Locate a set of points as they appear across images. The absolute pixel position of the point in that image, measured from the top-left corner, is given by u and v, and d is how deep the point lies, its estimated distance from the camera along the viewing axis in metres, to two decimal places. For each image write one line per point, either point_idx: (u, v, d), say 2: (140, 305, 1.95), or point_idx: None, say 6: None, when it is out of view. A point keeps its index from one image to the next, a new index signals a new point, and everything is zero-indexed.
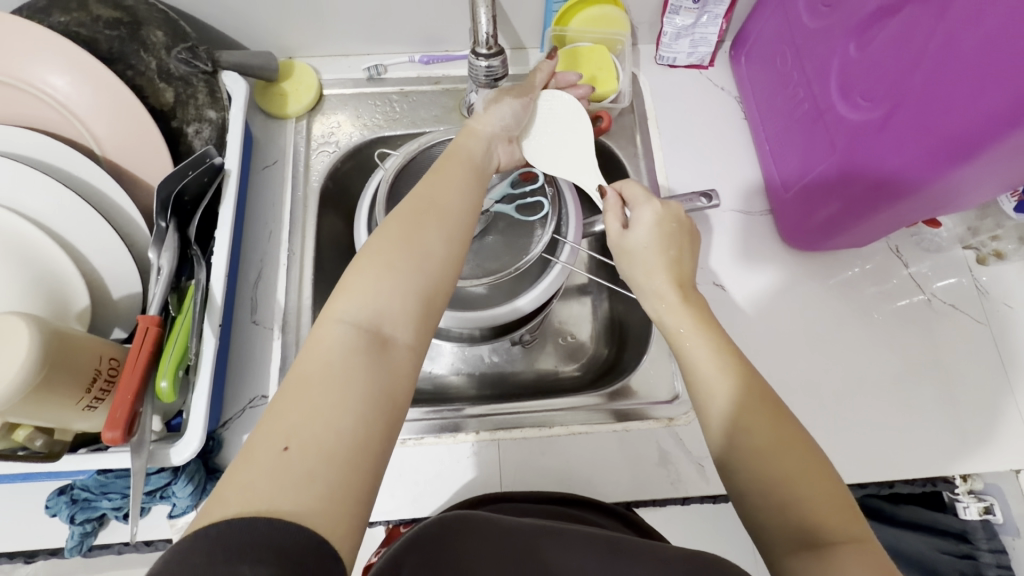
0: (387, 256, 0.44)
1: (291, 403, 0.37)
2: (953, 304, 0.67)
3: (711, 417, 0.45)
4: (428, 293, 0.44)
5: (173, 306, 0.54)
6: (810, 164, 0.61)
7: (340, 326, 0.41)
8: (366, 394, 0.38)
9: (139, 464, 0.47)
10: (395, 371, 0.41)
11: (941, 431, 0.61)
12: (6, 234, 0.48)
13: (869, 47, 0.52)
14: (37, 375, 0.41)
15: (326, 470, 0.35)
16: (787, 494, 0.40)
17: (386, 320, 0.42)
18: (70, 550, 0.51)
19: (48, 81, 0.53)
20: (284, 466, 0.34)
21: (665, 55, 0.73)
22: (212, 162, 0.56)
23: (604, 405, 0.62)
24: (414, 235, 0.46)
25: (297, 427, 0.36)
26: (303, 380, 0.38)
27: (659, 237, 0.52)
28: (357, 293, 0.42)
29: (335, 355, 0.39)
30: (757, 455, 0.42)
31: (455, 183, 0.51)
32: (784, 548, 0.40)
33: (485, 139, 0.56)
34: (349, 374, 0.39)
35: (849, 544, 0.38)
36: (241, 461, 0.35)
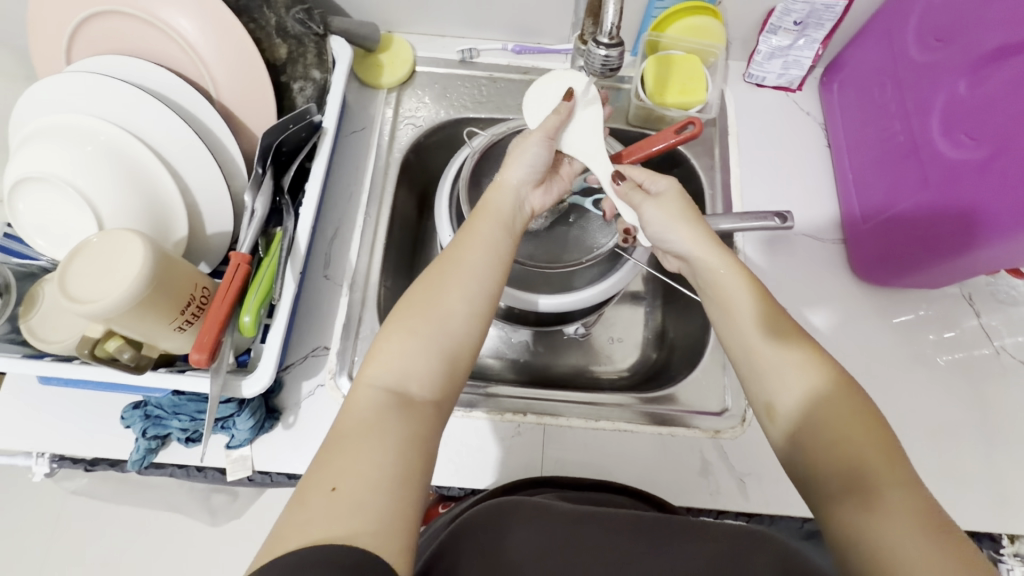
0: (414, 322, 0.46)
1: (335, 453, 0.39)
2: (1022, 360, 0.65)
3: (757, 381, 0.46)
4: (451, 355, 0.46)
5: (261, 248, 0.56)
6: (896, 199, 0.61)
7: (372, 391, 0.43)
8: (401, 446, 0.40)
9: (215, 390, 0.50)
10: (423, 426, 0.42)
11: (993, 486, 0.60)
12: (126, 156, 0.51)
13: (983, 86, 0.52)
14: (145, 290, 0.44)
15: (373, 504, 0.36)
16: (827, 442, 0.41)
17: (412, 381, 0.44)
18: (134, 463, 0.54)
19: (178, 21, 0.56)
20: (335, 504, 0.36)
21: (755, 74, 0.74)
22: (311, 119, 0.58)
23: (643, 406, 0.62)
24: (442, 299, 0.47)
25: (344, 469, 0.37)
26: (340, 438, 0.40)
27: (684, 207, 0.52)
28: (386, 358, 0.44)
29: (365, 417, 0.41)
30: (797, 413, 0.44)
31: (482, 245, 0.51)
32: (830, 495, 0.40)
33: (514, 191, 0.56)
34: (382, 429, 0.40)
35: (894, 483, 0.38)
36: (295, 503, 0.36)
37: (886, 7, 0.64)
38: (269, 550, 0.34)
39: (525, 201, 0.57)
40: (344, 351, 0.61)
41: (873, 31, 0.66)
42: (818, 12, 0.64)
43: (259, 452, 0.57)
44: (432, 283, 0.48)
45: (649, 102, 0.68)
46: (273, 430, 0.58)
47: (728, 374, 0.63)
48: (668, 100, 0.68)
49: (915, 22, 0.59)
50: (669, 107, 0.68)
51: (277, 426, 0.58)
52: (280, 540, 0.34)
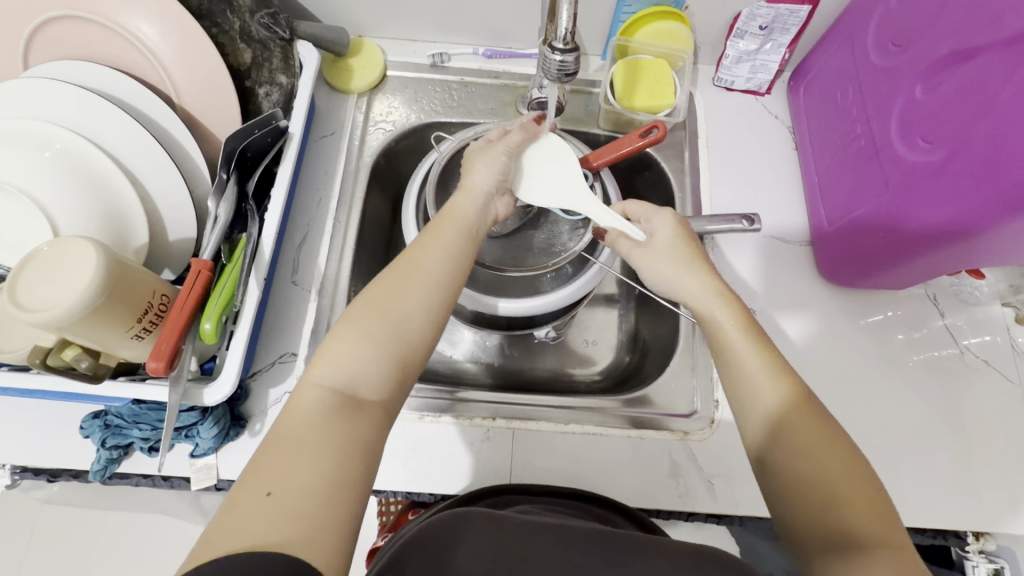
0: (365, 322, 0.44)
1: (273, 456, 0.38)
2: (985, 359, 0.66)
3: (757, 435, 0.46)
4: (401, 356, 0.44)
5: (224, 255, 0.56)
6: (857, 203, 0.62)
7: (317, 393, 0.42)
8: (341, 448, 0.39)
9: (175, 398, 0.49)
10: (366, 428, 0.41)
11: (958, 483, 0.60)
12: (83, 163, 0.51)
13: (937, 91, 0.52)
14: (98, 299, 0.43)
15: (308, 509, 0.36)
16: (824, 503, 0.41)
17: (360, 383, 0.43)
18: (95, 473, 0.53)
19: (139, 27, 0.55)
20: (270, 509, 0.35)
21: (724, 77, 0.74)
22: (277, 124, 0.58)
23: (622, 410, 0.62)
24: (397, 300, 0.46)
25: (280, 473, 0.37)
26: (280, 439, 0.39)
27: (679, 252, 0.55)
28: (334, 358, 0.43)
29: (307, 419, 0.40)
30: (791, 467, 0.43)
31: (443, 251, 0.50)
32: (815, 548, 0.41)
33: (481, 197, 0.56)
34: (323, 429, 0.40)
35: (884, 548, 0.39)
36: (227, 507, 0.36)
37: (849, 13, 0.65)
38: (196, 555, 0.33)
39: (491, 207, 0.56)
40: (311, 357, 0.60)
41: (836, 36, 0.67)
42: (782, 17, 0.65)
43: (225, 461, 0.57)
44: (388, 283, 0.47)
45: (618, 106, 0.69)
46: (238, 438, 0.57)
47: (697, 375, 0.64)
48: (637, 104, 0.69)
49: (875, 27, 0.60)
50: (638, 111, 0.69)
51: (243, 434, 0.58)
52: (205, 549, 0.34)
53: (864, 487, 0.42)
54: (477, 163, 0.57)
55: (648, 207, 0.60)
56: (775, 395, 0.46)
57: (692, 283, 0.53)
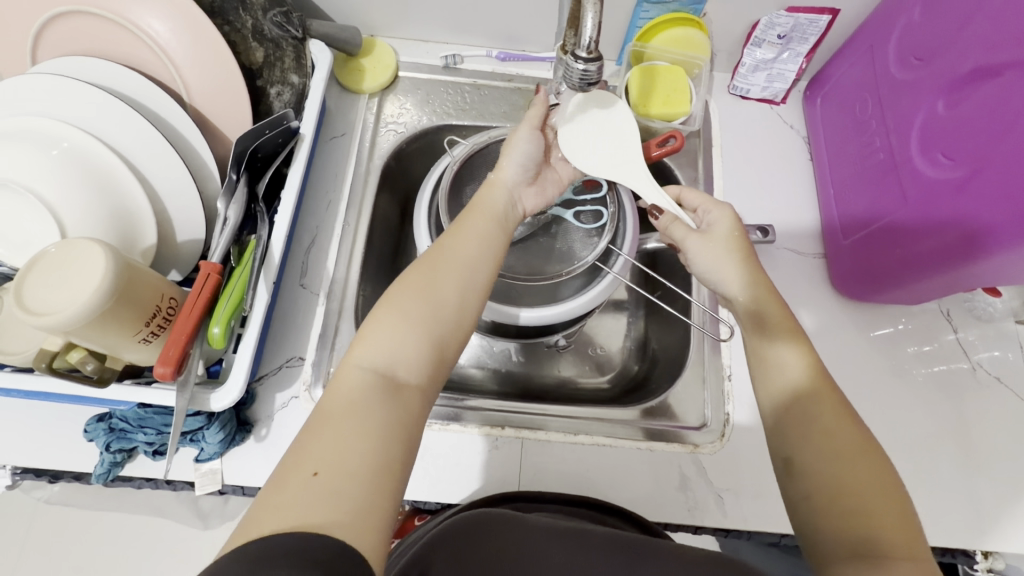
0: (405, 304, 0.45)
1: (317, 437, 0.38)
2: (997, 376, 0.65)
3: (790, 443, 0.45)
4: (441, 341, 0.45)
5: (233, 257, 0.55)
6: (874, 215, 0.61)
7: (358, 373, 0.41)
8: (385, 431, 0.39)
9: (182, 404, 0.48)
10: (409, 412, 0.41)
11: (966, 500, 0.60)
12: (91, 161, 0.50)
13: (959, 107, 0.52)
14: (107, 302, 0.42)
15: (354, 490, 0.35)
16: (855, 511, 0.41)
17: (401, 365, 0.43)
18: (98, 477, 0.52)
19: (151, 24, 0.54)
20: (315, 490, 0.35)
21: (739, 86, 0.73)
22: (288, 125, 0.57)
23: (645, 422, 0.62)
24: (435, 284, 0.46)
25: (325, 454, 0.37)
26: (323, 420, 0.39)
27: (733, 247, 0.54)
28: (375, 339, 0.43)
29: (349, 400, 0.40)
30: (818, 475, 0.43)
31: (475, 234, 0.51)
32: (834, 553, 0.41)
33: (507, 189, 0.56)
34: (367, 411, 0.39)
35: (906, 561, 0.39)
36: (273, 487, 0.35)
37: (869, 23, 0.64)
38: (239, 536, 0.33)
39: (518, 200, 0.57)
40: (319, 362, 0.60)
41: (857, 46, 0.66)
42: (801, 26, 0.65)
43: (230, 466, 0.56)
44: (425, 269, 0.47)
45: (633, 113, 0.68)
46: (243, 443, 0.57)
47: (708, 388, 0.63)
48: (652, 112, 0.67)
49: (896, 40, 0.60)
50: (654, 119, 0.67)
51: (248, 439, 0.57)
52: (250, 528, 0.33)
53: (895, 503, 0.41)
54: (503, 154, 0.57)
55: (700, 198, 0.57)
56: (814, 403, 0.46)
57: (728, 283, 0.53)
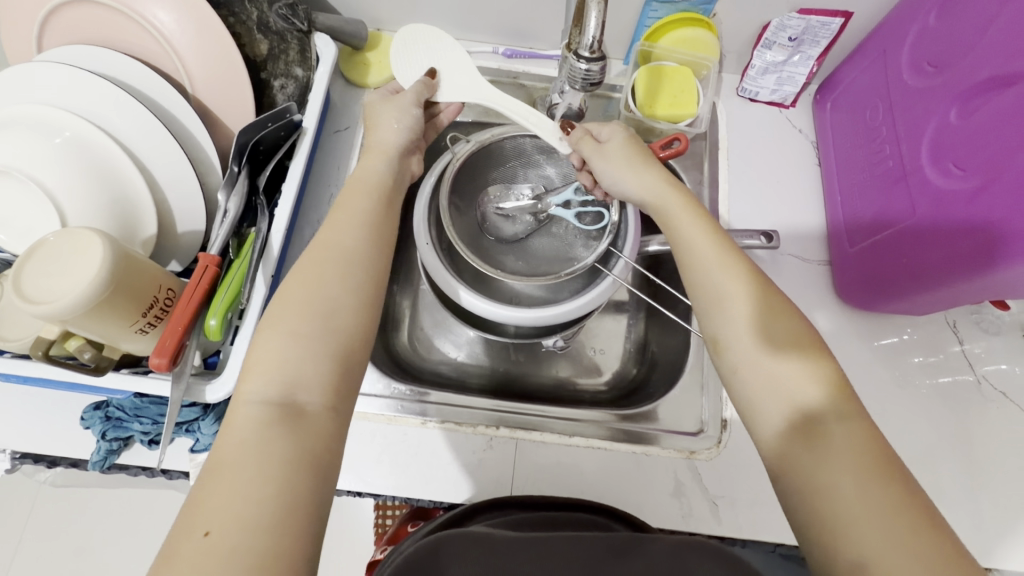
0: (293, 320, 0.42)
1: (209, 489, 0.34)
2: (1003, 391, 0.64)
3: (719, 328, 0.45)
4: (338, 351, 0.42)
5: (232, 249, 0.55)
6: (883, 224, 0.60)
7: (251, 407, 0.38)
8: (284, 467, 0.35)
9: (177, 394, 0.49)
10: (314, 437, 0.38)
11: (968, 516, 0.59)
12: (91, 150, 0.50)
13: (972, 117, 0.51)
14: (104, 291, 0.42)
15: (252, 539, 0.32)
16: (801, 398, 0.40)
17: (298, 387, 0.39)
18: (93, 464, 0.53)
19: (155, 13, 0.54)
20: (209, 552, 0.31)
21: (748, 88, 0.72)
22: (291, 118, 0.57)
23: (620, 424, 0.62)
24: (318, 291, 0.43)
25: (217, 508, 0.33)
26: (212, 471, 0.35)
27: (630, 151, 0.54)
28: (263, 366, 0.40)
29: (240, 442, 0.36)
30: (748, 362, 0.43)
31: (359, 227, 0.48)
32: (783, 437, 0.40)
33: (394, 152, 0.55)
34: (259, 449, 0.36)
35: (842, 421, 0.39)
36: (165, 553, 0.31)
37: (882, 29, 0.63)
38: None
39: (407, 161, 0.56)
40: None
41: (870, 51, 0.65)
42: (813, 29, 0.64)
43: None
44: (307, 275, 0.44)
45: (639, 113, 0.67)
46: None
47: (706, 394, 0.63)
48: (658, 111, 0.67)
49: (910, 45, 0.59)
50: (660, 120, 0.67)
51: None
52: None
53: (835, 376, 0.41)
54: (383, 116, 0.56)
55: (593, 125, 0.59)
56: (729, 278, 0.45)
57: (632, 187, 0.53)
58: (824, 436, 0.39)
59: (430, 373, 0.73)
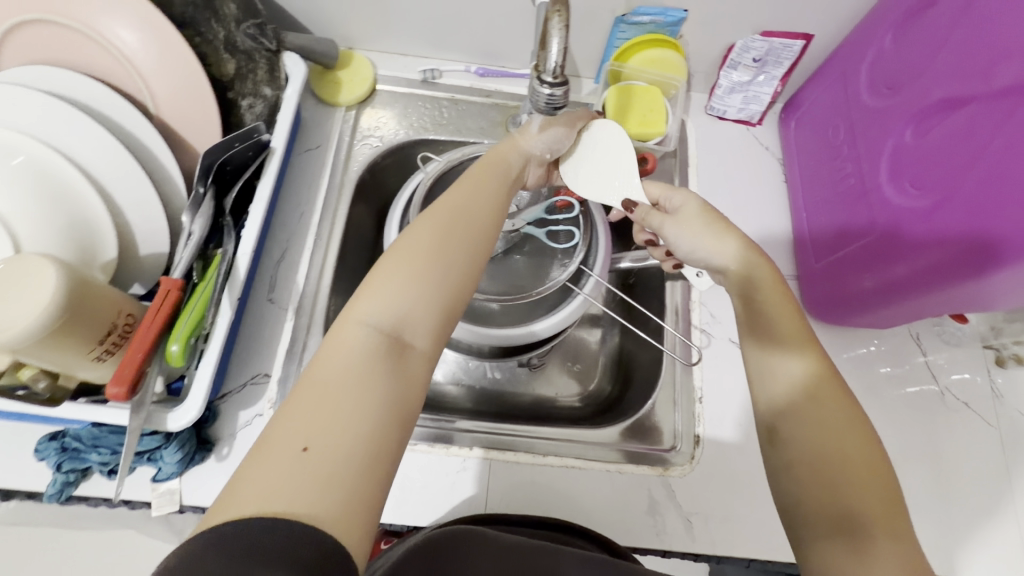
0: (414, 265, 0.42)
1: (307, 400, 0.35)
2: (965, 401, 0.66)
3: (777, 412, 0.44)
4: (447, 310, 0.42)
5: (196, 272, 0.54)
6: (845, 240, 0.61)
7: (362, 331, 0.39)
8: (385, 403, 0.36)
9: (136, 424, 0.47)
10: (411, 381, 0.39)
11: (935, 526, 0.60)
12: (48, 174, 0.49)
13: (927, 137, 0.53)
14: (57, 320, 0.41)
15: (349, 468, 0.33)
16: (836, 481, 0.40)
17: (406, 327, 0.40)
18: (49, 496, 0.51)
19: (118, 33, 0.53)
20: (305, 466, 0.32)
21: (716, 107, 0.74)
22: (259, 138, 0.57)
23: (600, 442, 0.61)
24: (442, 249, 0.43)
25: (316, 423, 0.34)
26: (313, 385, 0.36)
27: (702, 221, 0.51)
28: (380, 297, 0.40)
29: (344, 368, 0.37)
30: (806, 452, 0.42)
31: (480, 195, 0.48)
32: (817, 531, 0.40)
33: (524, 156, 0.54)
34: (363, 379, 0.36)
35: (892, 538, 0.38)
36: (256, 454, 0.33)
37: (842, 50, 0.65)
38: (218, 512, 0.30)
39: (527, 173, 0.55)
40: (284, 378, 0.59)
41: (829, 73, 0.67)
42: (776, 50, 0.66)
43: (188, 486, 0.54)
44: (437, 230, 0.44)
45: None
46: (204, 462, 0.55)
47: (678, 409, 0.63)
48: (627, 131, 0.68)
49: (868, 68, 0.61)
50: (629, 138, 0.68)
51: (209, 458, 0.55)
52: (229, 502, 0.31)
53: (839, 400, 0.43)
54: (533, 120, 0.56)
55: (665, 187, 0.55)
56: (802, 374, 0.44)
57: (715, 258, 0.51)
58: (874, 547, 0.37)
59: None
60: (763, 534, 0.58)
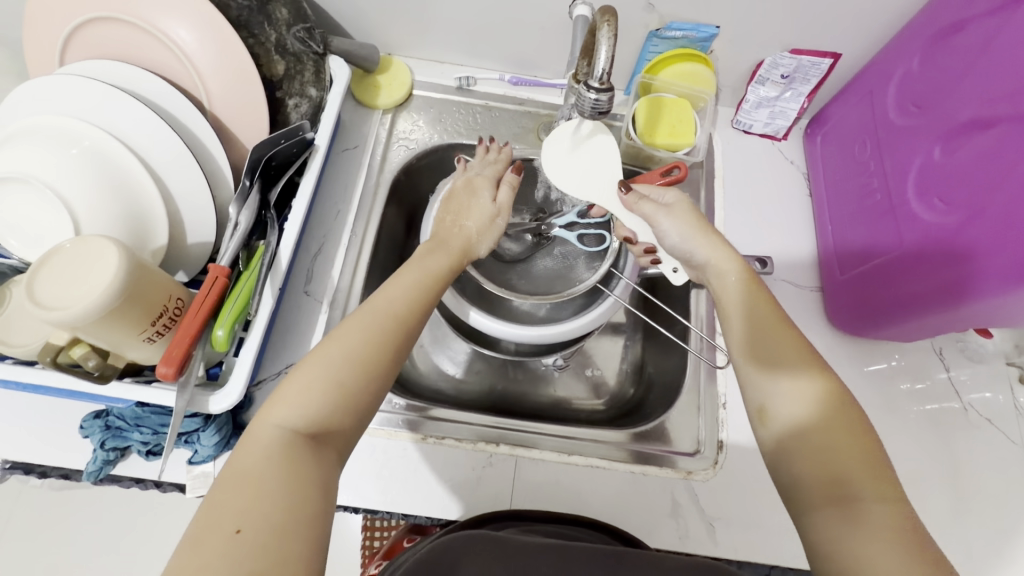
0: (332, 357, 0.43)
1: (233, 491, 0.36)
2: (988, 417, 0.66)
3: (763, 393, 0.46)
4: (366, 387, 0.43)
5: (241, 261, 0.56)
6: (873, 253, 0.62)
7: (277, 431, 0.39)
8: (299, 491, 0.37)
9: (180, 405, 0.49)
10: (327, 470, 0.39)
11: (957, 541, 0.60)
12: (108, 162, 0.51)
13: (954, 155, 0.54)
14: (116, 300, 0.43)
15: (264, 552, 0.33)
16: (822, 445, 0.42)
17: (320, 422, 0.41)
18: (89, 474, 0.52)
19: (178, 32, 0.56)
20: (232, 550, 0.33)
21: (742, 120, 0.76)
22: (304, 136, 0.58)
23: (627, 444, 0.62)
24: (357, 341, 0.44)
25: (240, 510, 0.35)
26: (235, 478, 0.37)
27: (691, 219, 0.55)
28: (292, 396, 0.41)
29: (266, 460, 0.37)
30: (792, 422, 0.44)
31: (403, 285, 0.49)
32: (811, 501, 0.41)
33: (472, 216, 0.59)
34: (283, 468, 0.37)
35: (879, 499, 0.39)
36: (190, 543, 0.33)
37: (871, 69, 0.67)
38: None
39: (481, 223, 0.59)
40: None
41: (858, 90, 0.69)
42: (804, 67, 0.69)
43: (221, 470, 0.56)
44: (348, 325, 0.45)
45: (639, 141, 0.69)
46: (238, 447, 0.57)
47: (702, 415, 0.64)
48: (657, 140, 0.70)
49: (896, 88, 0.62)
50: (658, 148, 0.70)
51: None
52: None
53: (822, 379, 0.44)
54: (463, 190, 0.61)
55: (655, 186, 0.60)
56: (780, 344, 0.47)
57: (700, 252, 0.54)
58: (864, 510, 0.38)
59: (430, 390, 0.73)
60: (785, 541, 0.58)
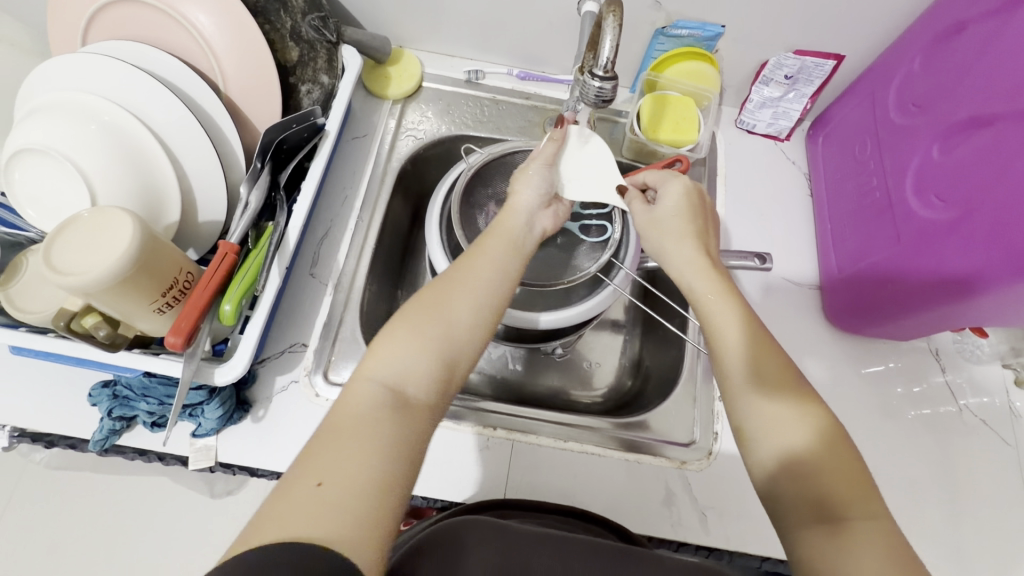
0: (416, 322, 0.45)
1: (324, 446, 0.37)
2: (983, 419, 0.67)
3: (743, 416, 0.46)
4: (447, 361, 0.44)
5: (250, 240, 0.57)
6: (869, 251, 0.63)
7: (370, 386, 0.41)
8: (389, 449, 0.38)
9: (187, 375, 0.50)
10: (416, 430, 0.41)
11: (948, 540, 0.60)
12: (124, 138, 0.52)
13: (952, 153, 0.55)
14: (128, 269, 0.44)
15: (353, 504, 0.34)
16: (805, 471, 0.42)
17: (408, 381, 0.42)
18: (95, 443, 0.53)
19: (196, 16, 0.57)
20: (318, 500, 0.34)
21: (746, 120, 0.77)
22: (314, 121, 0.60)
23: (619, 432, 0.63)
24: (443, 307, 0.46)
25: (329, 464, 0.36)
26: (332, 431, 0.39)
27: (681, 221, 0.54)
28: (387, 356, 0.43)
29: (357, 419, 0.39)
30: (778, 441, 0.44)
31: (490, 260, 0.50)
32: (795, 519, 0.41)
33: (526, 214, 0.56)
34: (372, 424, 0.39)
35: (864, 518, 0.40)
36: (278, 495, 0.34)
37: (873, 72, 0.68)
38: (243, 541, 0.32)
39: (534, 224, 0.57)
40: (321, 349, 0.61)
41: (860, 92, 0.70)
42: (807, 69, 0.70)
43: (225, 444, 0.57)
44: (433, 293, 0.47)
45: (642, 137, 0.71)
46: (241, 422, 0.58)
47: (698, 407, 0.64)
48: (661, 136, 0.71)
49: (897, 89, 0.63)
50: (662, 143, 0.71)
51: (246, 419, 0.58)
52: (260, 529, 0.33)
53: (804, 401, 0.45)
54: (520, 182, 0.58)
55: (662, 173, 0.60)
56: (771, 365, 0.47)
57: (674, 262, 0.53)
58: (851, 530, 0.39)
59: None
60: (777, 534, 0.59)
